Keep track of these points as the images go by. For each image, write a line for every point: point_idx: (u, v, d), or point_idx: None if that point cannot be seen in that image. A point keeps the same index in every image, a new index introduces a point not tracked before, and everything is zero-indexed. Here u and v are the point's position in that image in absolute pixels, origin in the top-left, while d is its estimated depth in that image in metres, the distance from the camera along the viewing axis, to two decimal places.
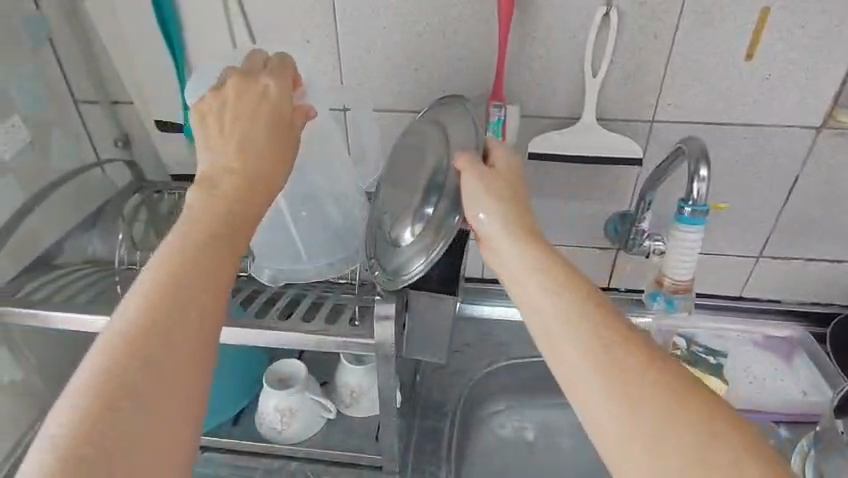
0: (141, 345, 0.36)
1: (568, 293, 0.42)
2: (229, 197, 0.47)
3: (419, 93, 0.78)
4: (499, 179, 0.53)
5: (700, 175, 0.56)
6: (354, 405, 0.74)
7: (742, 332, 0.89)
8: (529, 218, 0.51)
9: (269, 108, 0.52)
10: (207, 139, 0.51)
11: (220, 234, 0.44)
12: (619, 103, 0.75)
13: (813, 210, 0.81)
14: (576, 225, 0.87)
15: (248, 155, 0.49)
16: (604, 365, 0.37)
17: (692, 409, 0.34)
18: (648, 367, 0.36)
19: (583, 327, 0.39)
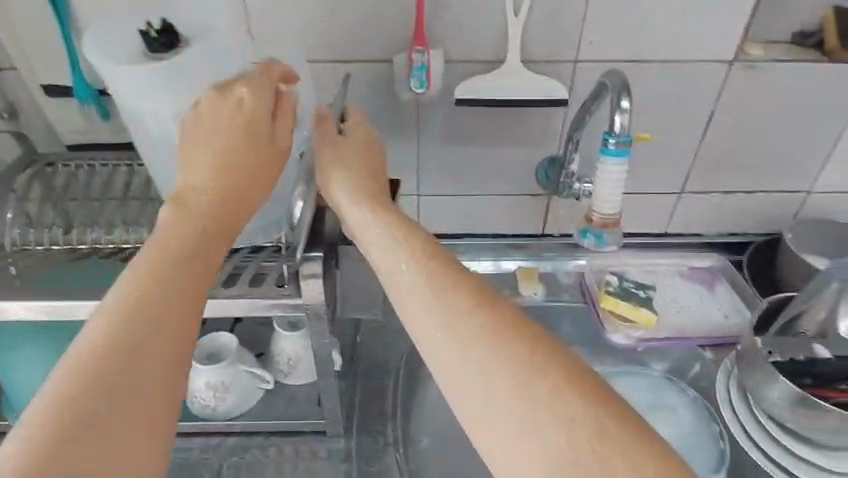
0: (115, 353, 0.37)
1: (431, 269, 0.45)
2: (200, 208, 0.48)
3: (338, 42, 0.73)
4: (348, 142, 0.58)
5: (622, 108, 0.54)
6: (292, 373, 0.72)
7: (668, 264, 0.92)
8: (377, 187, 0.56)
9: (251, 124, 0.52)
10: (196, 149, 0.51)
11: (196, 251, 0.45)
12: (542, 43, 0.74)
13: (728, 143, 0.85)
14: (510, 172, 0.87)
15: (230, 184, 0.50)
16: (461, 331, 0.41)
17: (536, 359, 0.38)
18: (498, 327, 0.40)
19: (458, 318, 0.41)
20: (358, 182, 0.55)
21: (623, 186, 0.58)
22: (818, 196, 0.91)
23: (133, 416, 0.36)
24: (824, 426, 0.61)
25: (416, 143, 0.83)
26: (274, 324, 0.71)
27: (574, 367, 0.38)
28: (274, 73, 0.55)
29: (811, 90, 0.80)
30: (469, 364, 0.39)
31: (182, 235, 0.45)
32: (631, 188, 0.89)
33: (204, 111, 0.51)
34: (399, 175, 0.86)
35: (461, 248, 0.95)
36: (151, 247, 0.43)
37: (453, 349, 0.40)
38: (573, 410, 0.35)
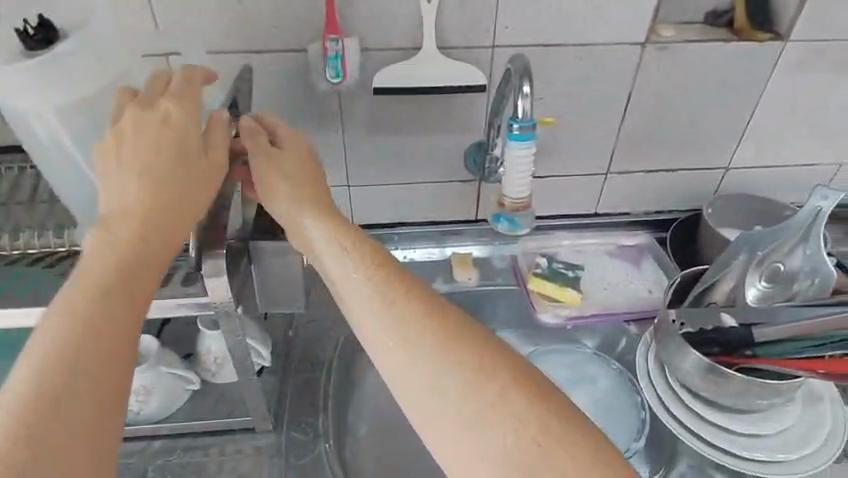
0: (57, 388, 0.36)
1: (377, 280, 0.47)
2: (139, 226, 0.46)
3: (250, 32, 0.71)
4: (285, 149, 0.57)
5: (524, 93, 0.55)
6: (219, 372, 0.71)
7: (598, 244, 0.96)
8: (319, 195, 0.55)
9: (182, 139, 0.50)
10: (123, 164, 0.48)
11: (140, 273, 0.44)
12: (458, 28, 0.74)
13: (647, 122, 0.87)
14: (439, 158, 0.87)
15: (168, 198, 0.48)
16: (408, 338, 0.43)
17: (485, 364, 0.41)
18: (444, 332, 0.43)
19: (406, 325, 0.44)
20: (297, 190, 0.54)
21: (531, 170, 0.59)
22: (736, 172, 0.95)
23: (76, 453, 0.35)
24: (727, 390, 0.65)
25: (341, 133, 0.82)
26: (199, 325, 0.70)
27: (516, 368, 0.41)
28: (197, 83, 0.54)
29: (722, 69, 0.82)
30: (418, 367, 0.42)
31: (118, 258, 0.43)
32: (558, 170, 0.91)
33: (132, 125, 0.49)
34: (328, 167, 0.86)
35: (396, 236, 0.95)
36: (91, 273, 0.42)
37: (400, 354, 0.43)
38: (518, 410, 0.38)
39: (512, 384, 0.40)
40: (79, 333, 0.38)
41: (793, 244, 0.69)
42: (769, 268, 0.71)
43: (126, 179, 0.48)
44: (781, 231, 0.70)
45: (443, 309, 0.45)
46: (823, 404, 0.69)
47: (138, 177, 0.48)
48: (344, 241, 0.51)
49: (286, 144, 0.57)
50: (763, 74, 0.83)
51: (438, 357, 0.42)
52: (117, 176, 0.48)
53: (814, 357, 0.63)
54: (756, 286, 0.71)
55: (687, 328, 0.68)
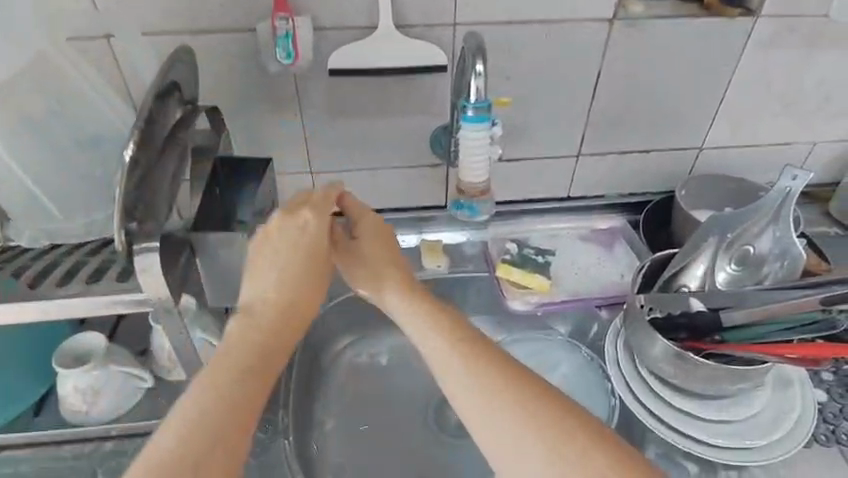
0: (190, 455, 0.42)
1: (426, 318, 0.55)
2: (266, 319, 0.53)
3: (195, 12, 0.67)
4: (377, 229, 0.63)
5: (477, 71, 0.53)
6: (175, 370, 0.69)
7: (570, 229, 0.94)
8: (410, 273, 0.61)
9: (310, 243, 0.57)
10: (264, 258, 0.56)
11: (261, 350, 0.51)
12: (416, 6, 0.70)
13: (617, 102, 0.84)
14: (403, 142, 0.84)
15: (293, 294, 0.55)
16: (455, 368, 0.50)
17: (516, 385, 0.48)
18: (483, 357, 0.50)
19: (461, 354, 0.51)
20: (377, 262, 0.61)
21: (486, 155, 0.56)
22: (710, 152, 0.93)
23: None
24: (694, 376, 0.63)
25: (299, 118, 0.79)
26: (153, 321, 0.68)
27: (561, 399, 0.48)
28: (333, 196, 0.62)
29: (693, 45, 0.80)
30: (470, 388, 0.49)
31: (252, 341, 0.51)
32: (528, 153, 0.88)
33: (278, 228, 0.57)
34: (288, 153, 0.83)
35: None
36: (225, 352, 0.50)
37: (451, 376, 0.50)
38: (560, 429, 0.45)
39: (551, 408, 0.47)
40: (222, 402, 0.46)
41: (763, 225, 0.68)
42: (739, 250, 0.69)
43: (264, 274, 0.55)
44: (751, 212, 0.68)
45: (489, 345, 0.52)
46: (792, 388, 0.68)
47: (276, 274, 0.55)
48: (410, 298, 0.57)
49: (381, 224, 0.64)
50: (735, 50, 0.81)
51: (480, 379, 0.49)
52: (256, 272, 0.55)
53: (785, 341, 0.61)
54: (726, 270, 0.70)
55: (654, 313, 0.67)
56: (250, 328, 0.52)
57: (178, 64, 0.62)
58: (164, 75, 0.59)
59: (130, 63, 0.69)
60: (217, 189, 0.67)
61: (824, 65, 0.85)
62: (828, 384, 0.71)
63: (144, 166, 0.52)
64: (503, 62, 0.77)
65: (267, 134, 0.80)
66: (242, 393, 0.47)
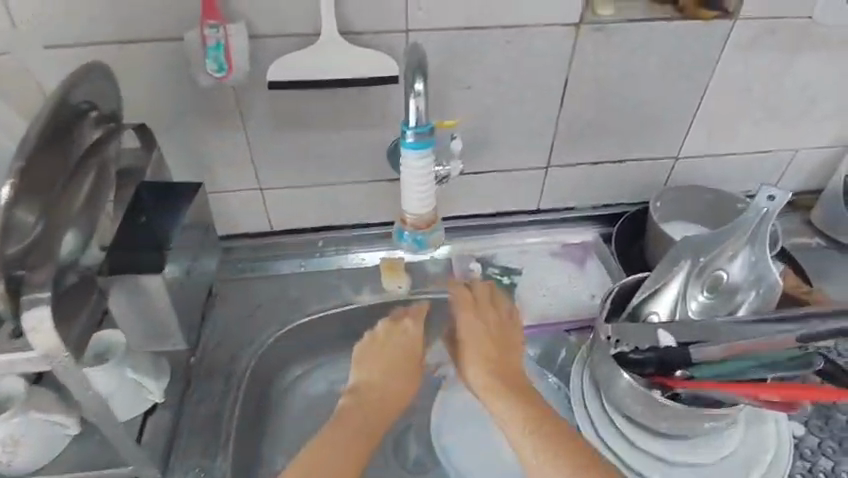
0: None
1: (492, 385, 0.66)
2: (373, 402, 0.70)
3: (116, 21, 0.61)
4: (488, 338, 0.71)
5: (415, 91, 0.47)
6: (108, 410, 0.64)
7: (540, 244, 0.89)
8: (525, 382, 0.68)
9: (407, 353, 0.75)
10: (363, 360, 0.74)
11: (376, 413, 0.70)
12: (362, 12, 0.64)
13: (587, 111, 0.79)
14: (358, 157, 0.78)
15: (392, 394, 0.72)
16: (505, 417, 0.63)
17: (543, 428, 0.60)
18: (520, 408, 0.63)
19: (534, 433, 0.60)
20: (491, 377, 0.67)
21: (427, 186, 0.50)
22: (687, 161, 0.88)
23: None
24: (663, 417, 0.60)
25: (243, 134, 0.73)
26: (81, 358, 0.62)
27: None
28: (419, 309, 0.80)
29: (666, 51, 0.74)
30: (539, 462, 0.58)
31: (359, 415, 0.68)
32: (494, 166, 0.83)
33: (383, 334, 0.75)
34: (233, 170, 0.77)
35: (320, 242, 0.86)
36: (328, 427, 0.66)
37: (531, 454, 0.59)
38: None
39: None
40: None
41: (737, 249, 0.64)
42: (712, 276, 0.65)
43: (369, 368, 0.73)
44: (724, 235, 0.65)
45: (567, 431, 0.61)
46: (767, 425, 0.64)
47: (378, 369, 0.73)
48: (501, 394, 0.65)
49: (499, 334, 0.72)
50: (710, 55, 0.76)
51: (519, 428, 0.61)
52: (362, 367, 0.73)
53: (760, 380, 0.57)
54: (697, 298, 0.66)
55: (621, 346, 0.61)
56: (358, 404, 0.70)
57: (93, 82, 0.56)
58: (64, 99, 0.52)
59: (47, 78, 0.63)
60: (141, 217, 0.63)
61: (806, 71, 0.80)
62: (802, 416, 0.68)
63: (35, 208, 0.47)
64: (462, 70, 0.71)
65: (208, 150, 0.74)
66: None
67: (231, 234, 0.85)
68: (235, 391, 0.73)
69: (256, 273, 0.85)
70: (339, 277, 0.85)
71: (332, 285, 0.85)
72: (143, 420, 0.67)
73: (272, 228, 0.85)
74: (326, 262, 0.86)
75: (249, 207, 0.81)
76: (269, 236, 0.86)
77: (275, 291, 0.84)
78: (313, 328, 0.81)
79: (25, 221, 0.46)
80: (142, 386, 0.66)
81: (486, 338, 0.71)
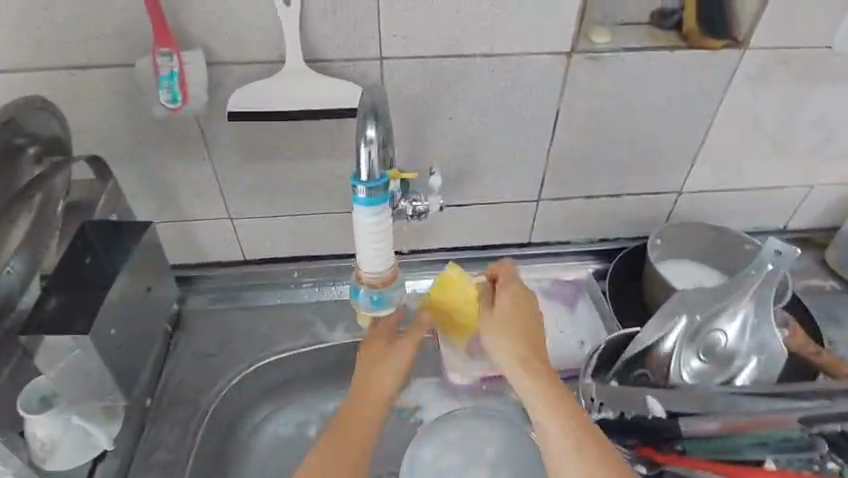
0: None
1: (535, 385, 0.53)
2: (368, 409, 0.58)
3: (66, 46, 0.57)
4: (517, 315, 0.58)
5: (366, 138, 0.42)
6: (51, 458, 0.59)
7: (530, 282, 0.83)
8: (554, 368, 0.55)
9: (403, 346, 0.62)
10: (367, 362, 0.61)
11: (372, 420, 0.58)
12: (331, 38, 0.59)
13: (581, 143, 0.73)
14: (332, 187, 0.73)
15: (383, 397, 0.60)
16: (543, 420, 0.52)
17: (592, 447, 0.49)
18: (565, 416, 0.51)
19: (572, 442, 0.50)
20: (515, 355, 0.55)
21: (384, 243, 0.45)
22: (690, 196, 0.81)
23: None
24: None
25: (209, 162, 0.68)
26: (23, 400, 0.57)
27: None
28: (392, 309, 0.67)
29: (667, 82, 0.68)
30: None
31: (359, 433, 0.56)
32: (480, 199, 0.77)
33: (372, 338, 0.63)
34: (199, 199, 0.72)
35: (295, 273, 0.82)
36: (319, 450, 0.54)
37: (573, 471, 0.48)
38: None
39: None
40: None
41: (739, 310, 0.59)
42: (710, 339, 0.60)
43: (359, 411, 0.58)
44: (725, 293, 0.59)
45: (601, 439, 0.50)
46: None
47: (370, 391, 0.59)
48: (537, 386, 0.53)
49: (522, 308, 0.59)
50: (717, 86, 0.69)
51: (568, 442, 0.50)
52: (360, 379, 0.60)
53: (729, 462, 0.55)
54: (692, 362, 0.60)
55: (607, 411, 0.56)
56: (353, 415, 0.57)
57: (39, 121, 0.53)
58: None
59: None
60: (88, 258, 0.59)
61: (825, 102, 0.73)
62: None
63: None
64: (443, 99, 0.66)
65: (172, 178, 0.69)
66: None
67: (201, 262, 0.80)
68: (192, 436, 0.69)
69: (228, 304, 0.81)
70: (314, 311, 0.81)
71: (306, 320, 0.80)
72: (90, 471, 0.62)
73: (245, 258, 0.80)
74: (301, 294, 0.82)
75: (218, 236, 0.77)
76: (241, 266, 0.81)
77: (246, 325, 0.79)
78: (282, 367, 0.77)
79: None
80: (89, 435, 0.60)
81: (519, 315, 0.58)
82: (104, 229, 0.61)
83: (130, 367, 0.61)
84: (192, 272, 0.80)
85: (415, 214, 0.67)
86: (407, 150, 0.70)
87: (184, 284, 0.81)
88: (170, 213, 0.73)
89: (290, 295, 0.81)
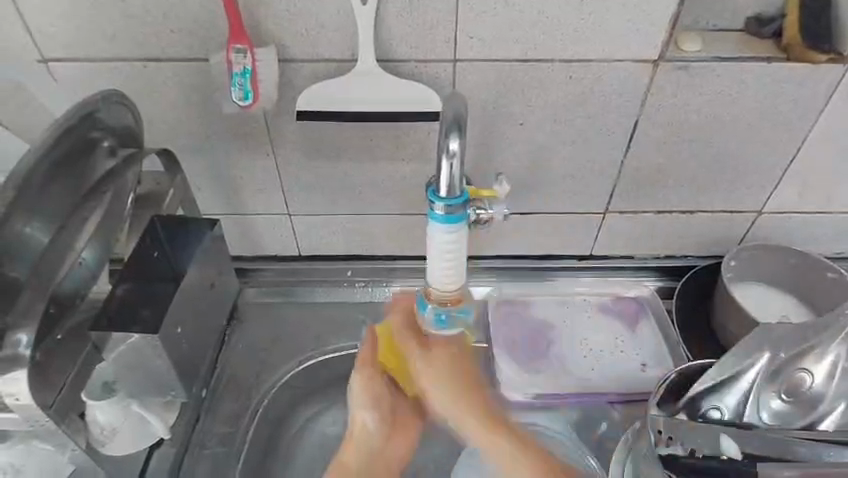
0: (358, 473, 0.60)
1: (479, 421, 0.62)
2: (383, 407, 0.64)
3: (141, 36, 0.57)
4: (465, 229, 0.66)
5: (448, 151, 0.41)
6: (111, 441, 0.59)
7: (589, 297, 0.78)
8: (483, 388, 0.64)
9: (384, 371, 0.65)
10: (365, 371, 0.64)
11: (391, 431, 0.64)
12: (406, 39, 0.57)
13: (658, 156, 0.69)
14: (394, 188, 0.71)
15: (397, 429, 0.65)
16: (508, 461, 0.60)
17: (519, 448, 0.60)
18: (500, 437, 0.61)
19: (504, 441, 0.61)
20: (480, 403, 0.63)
21: (455, 263, 0.46)
22: (771, 216, 0.76)
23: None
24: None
25: (272, 158, 0.68)
26: (86, 390, 0.56)
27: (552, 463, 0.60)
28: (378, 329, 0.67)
29: (759, 95, 0.63)
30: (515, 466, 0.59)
31: (367, 425, 0.63)
32: (544, 208, 0.74)
33: (365, 361, 0.65)
34: (260, 194, 0.72)
35: (348, 272, 0.80)
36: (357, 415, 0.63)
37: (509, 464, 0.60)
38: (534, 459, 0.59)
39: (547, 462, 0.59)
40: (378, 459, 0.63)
41: (831, 352, 0.55)
42: (792, 378, 0.56)
43: (368, 407, 0.64)
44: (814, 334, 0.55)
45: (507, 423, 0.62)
46: None
47: (375, 401, 0.64)
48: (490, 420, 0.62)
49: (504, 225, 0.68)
50: (814, 101, 0.64)
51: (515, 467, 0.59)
52: (363, 381, 0.64)
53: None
54: (772, 403, 0.56)
55: (675, 447, 0.54)
56: (377, 398, 0.64)
57: (118, 111, 0.55)
58: (65, 131, 0.49)
59: (73, 88, 0.61)
60: (155, 252, 0.61)
61: None
62: None
63: (50, 227, 0.49)
64: (516, 104, 0.63)
65: (236, 172, 0.70)
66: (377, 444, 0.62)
67: (259, 254, 0.80)
68: (243, 432, 0.69)
69: (279, 298, 0.80)
70: (366, 311, 0.80)
71: (355, 319, 0.79)
72: (147, 455, 0.63)
73: (300, 254, 0.80)
74: (352, 293, 0.81)
75: (276, 232, 0.77)
76: (295, 261, 0.80)
77: (296, 321, 0.79)
78: (331, 366, 0.76)
79: (39, 235, 0.48)
80: (147, 424, 0.60)
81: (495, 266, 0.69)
82: (170, 224, 0.62)
83: (191, 362, 0.61)
84: (249, 264, 0.80)
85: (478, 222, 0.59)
86: (472, 154, 0.68)
87: (241, 275, 0.81)
88: (231, 205, 0.73)
89: (340, 293, 0.80)
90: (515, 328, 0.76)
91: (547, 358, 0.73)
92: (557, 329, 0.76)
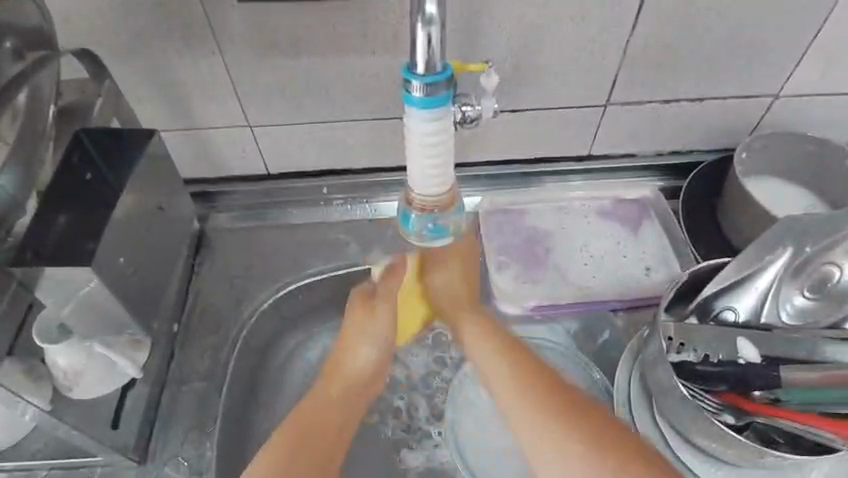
0: (296, 439, 0.53)
1: (515, 374, 0.55)
2: (381, 332, 0.63)
3: None
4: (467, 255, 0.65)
5: (424, 16, 0.33)
6: (76, 388, 0.54)
7: (587, 202, 0.72)
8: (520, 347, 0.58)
9: (388, 299, 0.64)
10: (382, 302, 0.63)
11: (344, 412, 0.59)
12: None
13: (668, 31, 0.59)
14: (365, 87, 0.62)
15: (359, 391, 0.61)
16: (527, 427, 0.51)
17: (594, 426, 0.50)
18: (534, 396, 0.52)
19: (548, 413, 0.51)
20: (515, 373, 0.55)
21: (443, 157, 0.40)
22: (789, 99, 0.68)
23: (322, 447, 0.55)
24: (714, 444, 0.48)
25: (220, 58, 0.58)
26: (36, 333, 0.51)
27: (596, 421, 0.50)
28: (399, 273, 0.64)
29: None
30: (525, 431, 0.51)
31: (354, 366, 0.61)
32: (539, 102, 0.65)
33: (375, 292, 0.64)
34: (213, 103, 0.62)
35: (324, 189, 0.72)
36: (313, 392, 0.58)
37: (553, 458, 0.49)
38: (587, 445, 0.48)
39: (596, 431, 0.49)
40: (333, 406, 0.58)
41: None
42: (818, 272, 0.51)
43: (366, 340, 0.62)
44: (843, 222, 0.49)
45: (567, 395, 0.52)
46: None
47: (381, 337, 0.63)
48: (532, 394, 0.53)
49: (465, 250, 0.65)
50: None
51: (526, 410, 0.52)
52: (380, 317, 0.63)
53: (837, 416, 0.47)
54: (795, 301, 0.52)
55: (687, 353, 0.50)
56: (378, 352, 0.63)
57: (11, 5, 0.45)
58: None
59: None
60: (88, 174, 0.52)
61: None
62: None
63: None
64: None
65: (178, 77, 0.59)
66: (355, 389, 0.60)
67: (222, 176, 0.71)
68: (223, 366, 0.64)
69: (249, 222, 0.73)
70: (348, 230, 0.73)
71: (335, 240, 0.72)
72: (120, 399, 0.57)
73: (268, 172, 0.71)
74: (330, 212, 0.74)
75: (235, 148, 0.67)
76: (263, 181, 0.72)
77: (271, 245, 0.72)
78: (314, 292, 0.71)
79: None
80: (114, 365, 0.55)
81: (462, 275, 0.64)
82: (101, 140, 0.54)
83: (144, 294, 0.55)
84: (212, 187, 0.72)
85: (463, 121, 0.51)
86: (455, 39, 0.58)
87: (205, 200, 0.72)
88: (179, 119, 0.63)
89: (318, 213, 0.73)
90: (510, 238, 0.70)
91: (546, 268, 0.68)
92: (554, 237, 0.70)
